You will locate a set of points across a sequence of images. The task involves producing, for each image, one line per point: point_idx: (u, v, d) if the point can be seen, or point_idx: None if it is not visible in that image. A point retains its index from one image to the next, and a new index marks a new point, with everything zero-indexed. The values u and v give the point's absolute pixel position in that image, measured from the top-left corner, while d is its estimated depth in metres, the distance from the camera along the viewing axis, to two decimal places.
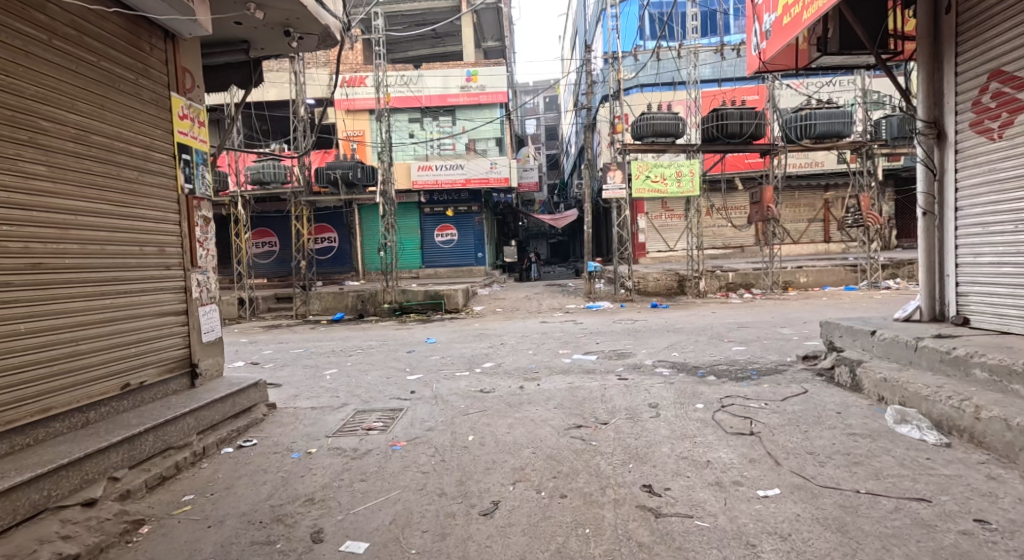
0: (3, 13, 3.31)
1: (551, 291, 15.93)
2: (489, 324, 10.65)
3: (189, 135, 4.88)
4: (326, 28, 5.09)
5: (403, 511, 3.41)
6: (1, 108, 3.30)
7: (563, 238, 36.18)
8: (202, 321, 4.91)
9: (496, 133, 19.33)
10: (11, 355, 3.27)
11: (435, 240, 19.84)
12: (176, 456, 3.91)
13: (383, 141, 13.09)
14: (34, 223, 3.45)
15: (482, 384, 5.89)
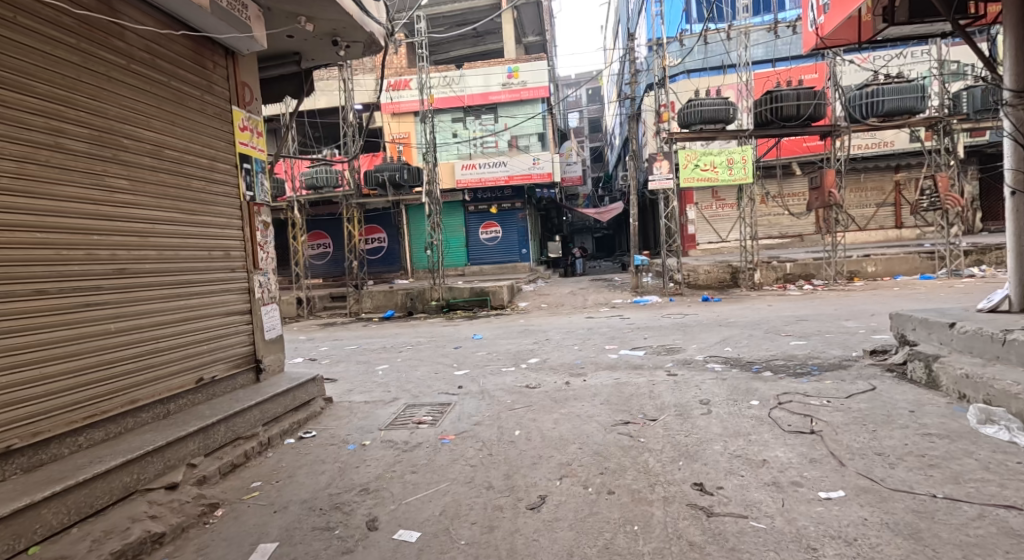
0: (85, 42, 3.66)
1: (597, 286, 15.77)
2: (534, 320, 10.70)
3: (249, 145, 5.20)
4: (371, 35, 5.26)
5: (453, 502, 3.53)
6: (89, 129, 3.65)
7: (610, 231, 35.67)
8: (265, 320, 5.23)
9: (538, 129, 19.07)
10: (105, 352, 3.64)
11: (480, 238, 20.04)
12: (245, 445, 4.22)
13: (428, 142, 13.33)
14: (119, 231, 3.79)
15: (527, 379, 5.95)
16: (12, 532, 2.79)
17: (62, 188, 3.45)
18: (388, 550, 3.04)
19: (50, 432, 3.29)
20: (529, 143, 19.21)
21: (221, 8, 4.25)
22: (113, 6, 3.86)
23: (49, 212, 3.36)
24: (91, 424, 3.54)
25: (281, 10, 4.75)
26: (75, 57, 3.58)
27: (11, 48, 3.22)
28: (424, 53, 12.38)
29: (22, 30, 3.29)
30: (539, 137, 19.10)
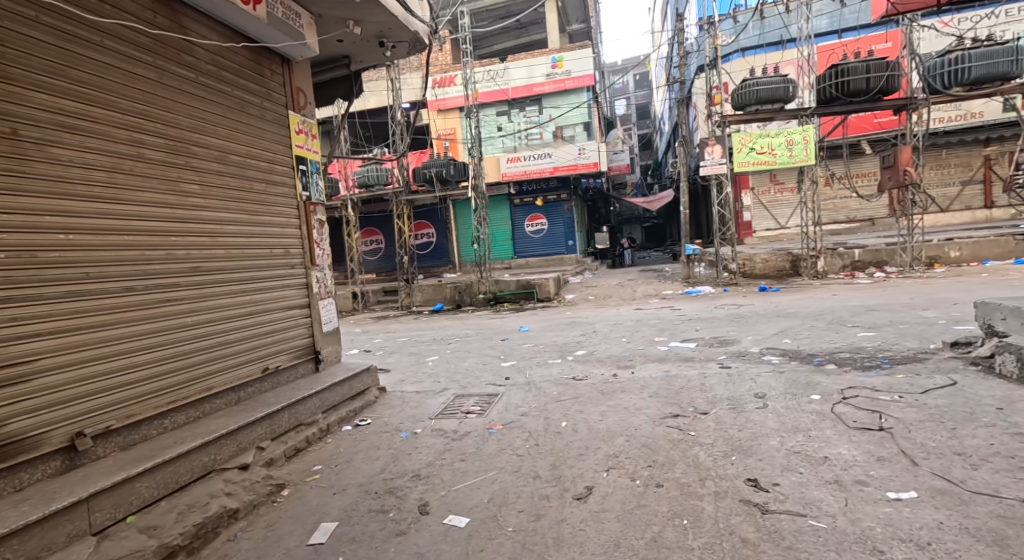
0: (160, 59, 3.98)
1: (647, 277, 15.41)
2: (581, 312, 10.61)
3: (305, 147, 5.46)
4: (416, 33, 5.39)
5: (501, 490, 3.61)
6: (165, 139, 3.98)
7: (660, 220, 34.69)
8: (322, 313, 5.52)
9: (583, 118, 18.66)
10: (182, 343, 3.99)
11: (526, 231, 20.05)
12: (307, 431, 4.52)
13: (474, 137, 13.44)
14: (191, 232, 4.12)
15: (574, 371, 5.95)
16: (112, 502, 3.11)
17: (142, 194, 3.78)
18: (438, 534, 3.17)
19: (140, 415, 3.66)
20: (575, 133, 18.85)
21: (276, 17, 4.52)
22: (182, 23, 4.17)
23: (131, 216, 3.69)
24: (173, 408, 3.90)
25: (331, 16, 4.99)
26: (150, 72, 3.90)
27: (95, 67, 3.54)
28: (469, 49, 12.41)
29: (104, 50, 3.61)
30: (585, 126, 18.72)
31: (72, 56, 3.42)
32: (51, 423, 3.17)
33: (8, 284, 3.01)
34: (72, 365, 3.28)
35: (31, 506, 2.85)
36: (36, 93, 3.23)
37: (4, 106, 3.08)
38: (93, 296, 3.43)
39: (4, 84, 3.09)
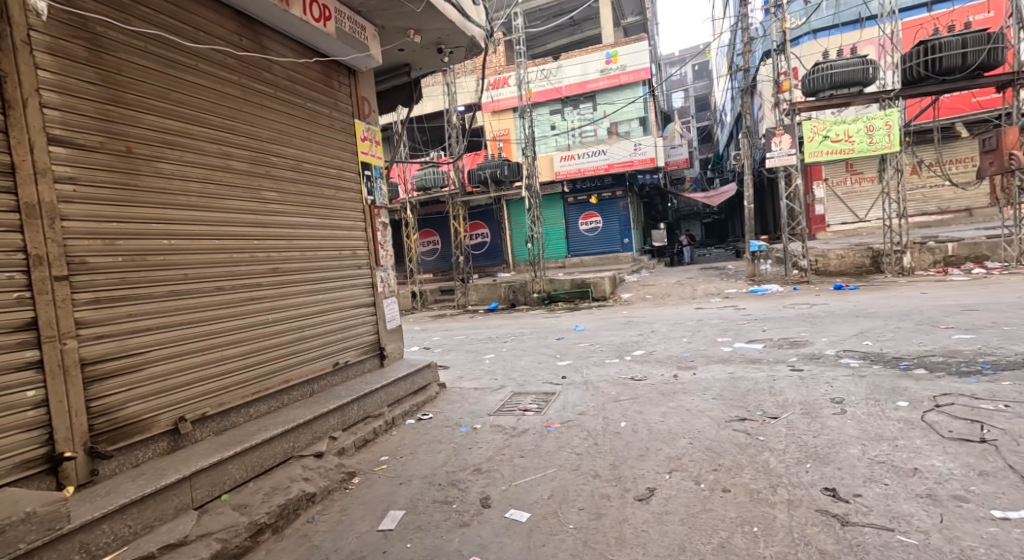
0: (244, 78, 4.31)
1: (708, 275, 14.75)
2: (636, 312, 10.34)
3: (369, 154, 5.74)
4: (472, 39, 5.52)
5: (561, 487, 3.51)
6: (249, 150, 4.29)
7: (722, 217, 33.28)
8: (386, 311, 5.76)
9: (639, 113, 18.19)
10: (264, 338, 4.29)
11: (580, 229, 19.73)
12: (374, 423, 4.71)
13: (529, 136, 13.55)
14: (270, 236, 4.41)
15: (632, 371, 5.81)
16: (209, 481, 3.35)
17: (231, 203, 4.09)
18: (500, 527, 3.13)
19: (230, 403, 3.96)
20: (630, 129, 18.37)
21: (344, 32, 4.79)
22: (262, 43, 4.48)
23: (222, 222, 4.00)
24: (256, 399, 4.19)
25: (393, 27, 5.22)
26: (236, 90, 4.22)
27: (190, 89, 3.87)
28: (523, 50, 12.61)
29: (198, 73, 3.94)
30: (641, 122, 18.19)
31: (171, 80, 3.75)
32: (158, 408, 3.47)
33: (124, 285, 3.34)
34: (172, 359, 3.59)
35: (146, 480, 3.12)
36: (144, 114, 3.56)
37: (119, 128, 3.42)
38: (191, 296, 3.74)
39: (119, 107, 3.42)
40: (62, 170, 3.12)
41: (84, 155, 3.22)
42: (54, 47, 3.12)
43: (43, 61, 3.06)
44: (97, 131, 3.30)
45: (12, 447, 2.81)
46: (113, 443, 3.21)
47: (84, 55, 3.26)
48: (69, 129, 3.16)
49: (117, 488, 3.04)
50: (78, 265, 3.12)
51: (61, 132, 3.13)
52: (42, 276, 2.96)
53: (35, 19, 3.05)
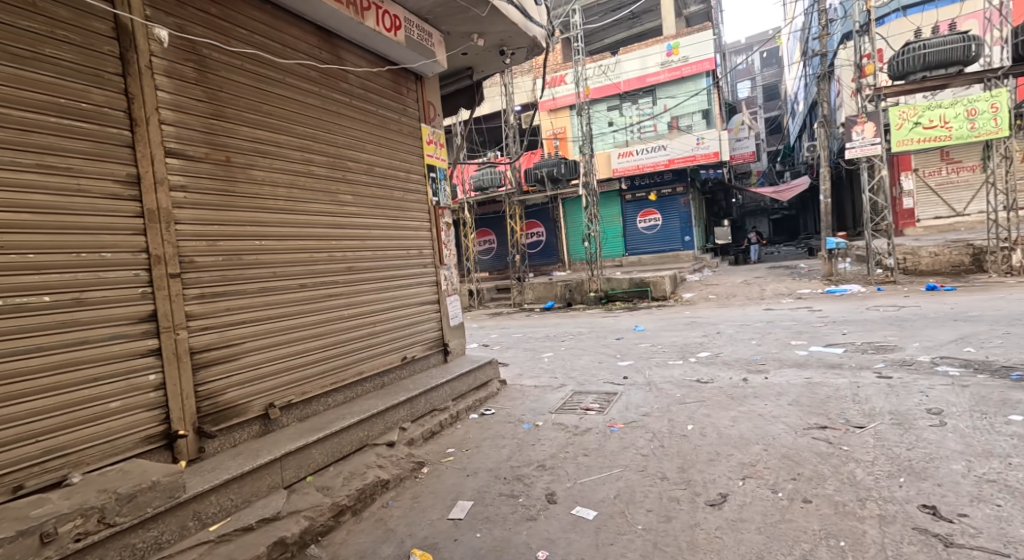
0: (325, 88, 4.35)
1: (778, 274, 14.05)
2: (700, 312, 9.98)
3: (434, 156, 5.69)
4: (534, 39, 5.52)
5: (627, 488, 3.34)
6: (328, 155, 4.32)
7: (793, 213, 31.81)
8: (449, 308, 5.73)
9: (702, 105, 17.74)
10: (341, 334, 4.30)
11: (638, 227, 19.55)
12: (440, 416, 4.68)
13: (585, 134, 13.43)
14: (345, 238, 4.41)
15: (698, 373, 5.57)
16: (296, 463, 3.41)
17: (314, 205, 4.14)
18: (567, 523, 3.02)
19: (312, 392, 4.00)
20: (693, 121, 18.04)
21: (413, 40, 4.84)
22: (339, 55, 4.51)
23: (305, 224, 4.05)
24: (335, 388, 4.20)
25: (458, 32, 5.29)
26: (315, 100, 4.24)
27: (281, 101, 3.96)
28: (581, 46, 12.64)
29: (287, 86, 4.02)
30: (704, 114, 17.79)
31: (264, 93, 3.84)
32: (251, 394, 3.56)
33: (225, 283, 3.46)
34: (262, 354, 3.65)
35: (243, 459, 3.22)
36: (241, 127, 3.67)
37: (220, 139, 3.53)
38: (277, 294, 3.79)
39: (221, 121, 3.54)
40: (175, 179, 3.26)
41: (192, 165, 3.35)
42: (169, 69, 3.27)
43: (161, 83, 3.23)
44: (203, 143, 3.42)
45: (137, 423, 2.99)
46: (215, 424, 3.34)
47: (193, 76, 3.41)
48: (181, 143, 3.30)
49: (221, 464, 3.16)
50: (187, 265, 3.27)
51: (175, 145, 3.27)
52: (160, 273, 3.11)
53: (155, 47, 3.22)
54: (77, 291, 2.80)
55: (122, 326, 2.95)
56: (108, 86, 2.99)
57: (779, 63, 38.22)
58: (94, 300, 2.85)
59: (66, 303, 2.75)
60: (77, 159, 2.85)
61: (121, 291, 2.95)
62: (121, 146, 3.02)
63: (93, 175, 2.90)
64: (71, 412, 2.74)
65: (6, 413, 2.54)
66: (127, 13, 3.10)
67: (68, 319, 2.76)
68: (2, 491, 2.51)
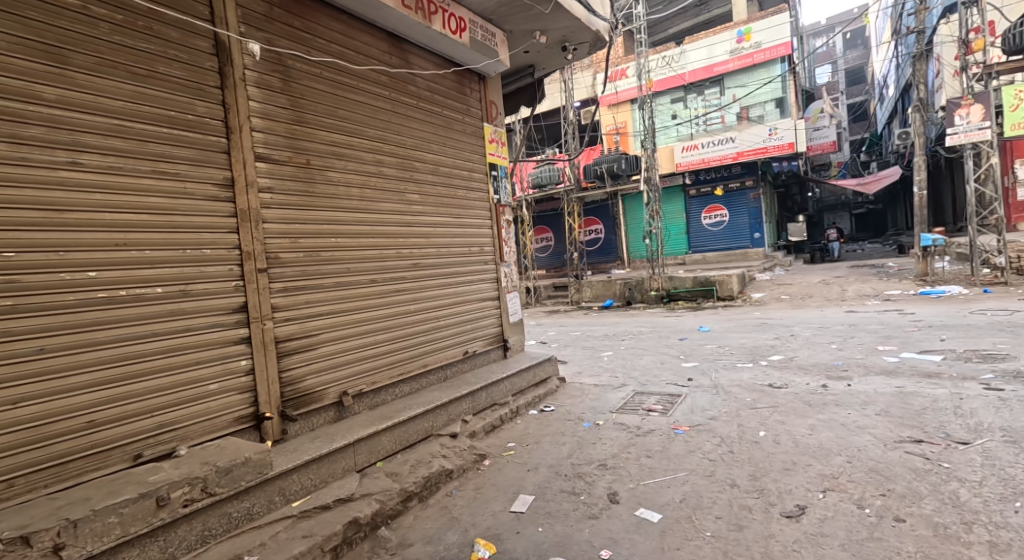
0: (394, 91, 4.51)
1: (863, 273, 13.33)
2: (771, 313, 9.59)
3: (496, 155, 5.77)
4: (597, 33, 5.48)
5: (694, 492, 3.28)
6: (396, 156, 4.47)
7: (880, 208, 29.78)
8: (510, 305, 5.80)
9: (775, 94, 16.88)
10: (406, 327, 4.44)
11: (702, 223, 19.01)
12: (501, 410, 4.76)
13: (647, 129, 13.16)
14: (412, 235, 4.56)
15: (769, 377, 5.37)
16: (368, 448, 3.57)
17: (383, 204, 4.30)
18: (630, 524, 3.01)
19: (381, 382, 4.16)
20: (765, 111, 17.12)
21: (478, 40, 4.92)
22: (408, 59, 4.66)
23: (375, 222, 4.22)
24: (401, 379, 4.36)
25: (520, 30, 5.34)
26: (385, 104, 4.40)
27: (355, 106, 4.14)
28: (644, 38, 12.39)
29: (361, 91, 4.19)
30: (777, 103, 16.92)
31: (340, 99, 4.02)
32: (327, 382, 3.76)
33: (305, 277, 3.67)
34: (338, 344, 3.85)
35: (321, 442, 3.41)
36: (320, 131, 3.86)
37: (301, 143, 3.73)
38: (349, 288, 3.96)
39: (302, 126, 3.75)
40: (263, 181, 3.48)
41: (277, 168, 3.57)
42: (258, 80, 3.50)
43: (252, 93, 3.46)
44: (286, 148, 3.64)
45: (232, 404, 3.23)
46: (297, 408, 3.56)
47: (279, 84, 3.62)
48: (268, 148, 3.53)
49: (301, 445, 3.36)
50: (273, 261, 3.49)
51: (263, 150, 3.49)
52: (251, 268, 3.35)
53: (249, 60, 3.46)
54: (184, 284, 3.05)
55: (218, 316, 3.19)
56: (208, 98, 3.23)
57: (866, 46, 35.74)
58: (197, 292, 3.11)
59: (175, 294, 3.01)
60: (184, 165, 3.10)
61: (217, 284, 3.20)
62: (218, 152, 3.26)
63: (196, 179, 3.14)
64: (177, 392, 3.00)
65: (129, 390, 2.82)
66: (225, 29, 3.34)
67: (176, 309, 3.02)
68: (126, 458, 2.79)
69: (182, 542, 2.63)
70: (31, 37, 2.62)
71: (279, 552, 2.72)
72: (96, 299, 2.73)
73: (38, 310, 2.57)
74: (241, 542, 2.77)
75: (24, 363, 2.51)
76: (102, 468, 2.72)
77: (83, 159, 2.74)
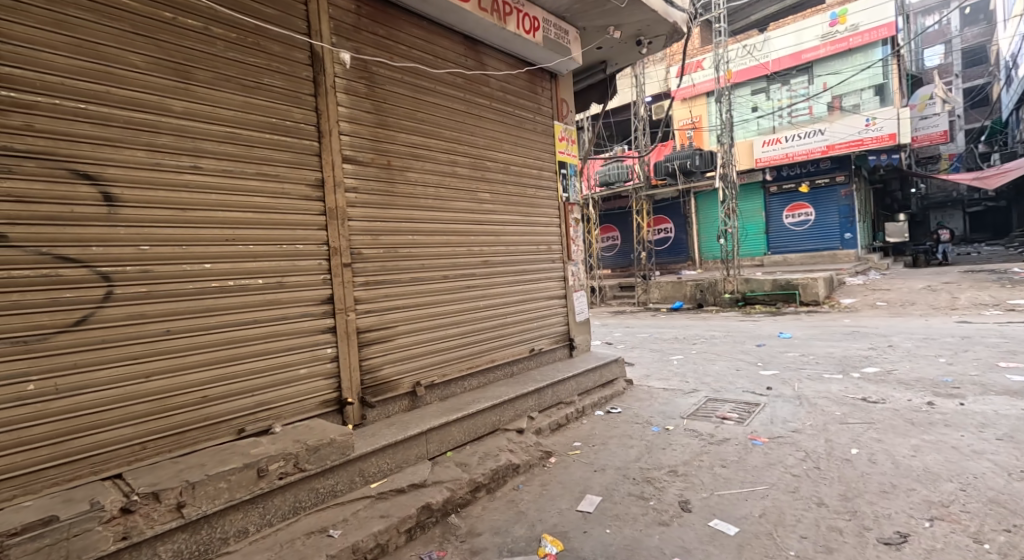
0: (470, 92, 4.62)
1: (976, 279, 12.17)
2: (864, 321, 8.96)
3: (566, 153, 5.77)
4: (674, 24, 5.35)
5: (775, 508, 3.15)
6: (470, 156, 4.59)
7: (1002, 206, 26.80)
8: (576, 304, 5.78)
9: (874, 80, 15.78)
10: (476, 322, 4.54)
11: (784, 222, 18.08)
12: (566, 409, 4.77)
13: (724, 123, 12.67)
14: (483, 233, 4.65)
15: (863, 391, 5.05)
16: (439, 438, 3.70)
17: (456, 204, 4.41)
18: (705, 535, 2.94)
19: (451, 375, 4.28)
20: (861, 100, 16.06)
21: (550, 39, 4.95)
22: (483, 60, 4.76)
23: (449, 220, 4.34)
24: (470, 372, 4.46)
25: (595, 26, 5.31)
26: (460, 105, 4.52)
27: (432, 108, 4.28)
28: (724, 28, 11.91)
29: (438, 94, 4.33)
30: (876, 90, 15.78)
31: (419, 101, 4.17)
32: (401, 372, 3.91)
33: (384, 272, 3.84)
34: (413, 335, 4.00)
35: (397, 428, 3.56)
36: (400, 133, 4.02)
37: (383, 145, 3.90)
38: (424, 284, 4.10)
39: (384, 130, 3.92)
40: (349, 182, 3.68)
41: (362, 169, 3.75)
42: (346, 87, 3.69)
43: (341, 99, 3.66)
44: (370, 150, 3.82)
45: (318, 388, 3.44)
46: (375, 395, 3.73)
47: (364, 90, 3.80)
48: (355, 150, 3.72)
49: (378, 430, 3.53)
50: (357, 257, 3.68)
51: (350, 153, 3.69)
52: (337, 263, 3.54)
53: (339, 69, 3.66)
54: (280, 276, 3.29)
55: (308, 307, 3.40)
56: (303, 105, 3.45)
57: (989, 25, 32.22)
58: (292, 283, 3.34)
59: (272, 285, 3.25)
60: (283, 167, 3.33)
61: (307, 277, 3.41)
62: (310, 155, 3.47)
63: (292, 179, 3.37)
64: (273, 374, 3.24)
65: (235, 369, 3.08)
66: (320, 41, 3.55)
67: (273, 299, 3.25)
68: (230, 431, 3.05)
69: (277, 510, 2.85)
70: (162, 55, 2.89)
71: (361, 529, 2.87)
72: (209, 288, 2.99)
73: (163, 296, 2.84)
74: (327, 516, 2.96)
75: (153, 342, 2.79)
76: (212, 438, 2.98)
77: (203, 163, 3.01)
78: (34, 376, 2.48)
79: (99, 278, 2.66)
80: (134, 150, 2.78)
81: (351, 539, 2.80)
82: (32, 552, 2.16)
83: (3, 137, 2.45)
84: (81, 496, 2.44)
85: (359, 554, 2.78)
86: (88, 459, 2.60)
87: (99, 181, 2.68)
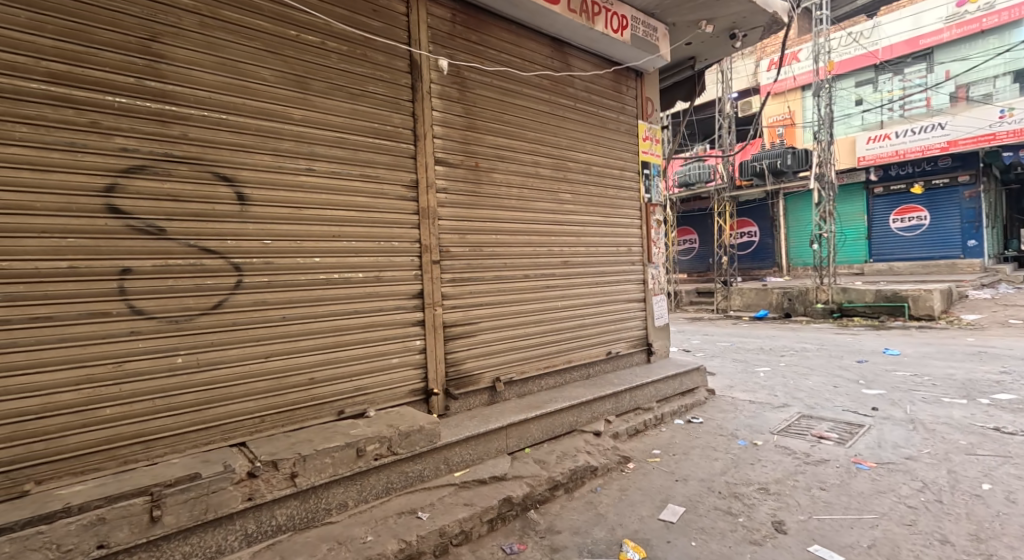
0: (556, 95, 4.65)
1: None
2: (988, 341, 8.03)
3: (650, 153, 5.64)
4: (773, 15, 5.06)
5: (889, 540, 2.91)
6: (553, 158, 4.61)
7: None
8: (655, 308, 5.64)
9: (1008, 66, 14.14)
10: (555, 321, 4.55)
11: (891, 226, 16.70)
12: (645, 415, 4.68)
13: (821, 119, 11.88)
14: (563, 234, 4.65)
15: (994, 420, 4.54)
16: (518, 433, 3.75)
17: (537, 204, 4.44)
18: None
19: (529, 371, 4.32)
20: (994, 88, 14.46)
21: (639, 37, 4.86)
22: (570, 62, 4.77)
23: (531, 220, 4.39)
24: (548, 371, 4.48)
25: (685, 21, 5.14)
26: (546, 107, 4.55)
27: (518, 110, 4.34)
28: (828, 16, 11.17)
29: (525, 96, 4.39)
30: (1014, 76, 14.09)
31: (506, 104, 4.25)
32: (483, 366, 4.01)
33: (470, 270, 3.94)
34: (496, 329, 4.10)
35: (479, 421, 3.66)
36: (487, 135, 4.11)
37: (473, 147, 4.01)
38: (508, 281, 4.19)
39: (473, 132, 4.03)
40: (440, 183, 3.81)
41: (452, 171, 3.87)
42: (440, 91, 3.83)
43: (436, 104, 3.80)
44: (459, 152, 3.93)
45: (407, 378, 3.59)
46: (458, 387, 3.84)
47: (456, 94, 3.93)
48: (446, 153, 3.85)
49: (462, 422, 3.64)
50: (445, 255, 3.80)
51: (441, 155, 3.82)
52: (427, 260, 3.69)
53: (435, 75, 3.81)
54: (378, 271, 3.47)
55: (400, 301, 3.56)
56: (401, 110, 3.62)
57: None
58: (389, 278, 3.51)
59: (371, 280, 3.43)
60: (383, 170, 3.51)
61: (402, 273, 3.57)
62: (406, 157, 3.63)
63: (390, 180, 3.54)
64: (368, 363, 3.41)
65: (338, 355, 3.28)
66: (419, 49, 3.71)
67: (372, 291, 3.43)
68: (331, 413, 3.25)
69: (373, 489, 3.01)
70: (287, 68, 3.15)
71: (447, 515, 2.97)
72: (318, 280, 3.21)
73: (279, 288, 3.08)
74: (415, 499, 3.08)
75: (271, 328, 3.04)
76: (317, 418, 3.20)
77: (316, 166, 3.23)
78: (181, 350, 2.77)
79: (232, 268, 2.93)
80: (261, 155, 3.04)
81: (438, 523, 2.90)
82: (182, 503, 2.44)
83: (164, 145, 2.76)
84: (216, 458, 2.70)
85: (446, 538, 2.88)
86: (219, 427, 2.87)
87: (235, 182, 2.95)
